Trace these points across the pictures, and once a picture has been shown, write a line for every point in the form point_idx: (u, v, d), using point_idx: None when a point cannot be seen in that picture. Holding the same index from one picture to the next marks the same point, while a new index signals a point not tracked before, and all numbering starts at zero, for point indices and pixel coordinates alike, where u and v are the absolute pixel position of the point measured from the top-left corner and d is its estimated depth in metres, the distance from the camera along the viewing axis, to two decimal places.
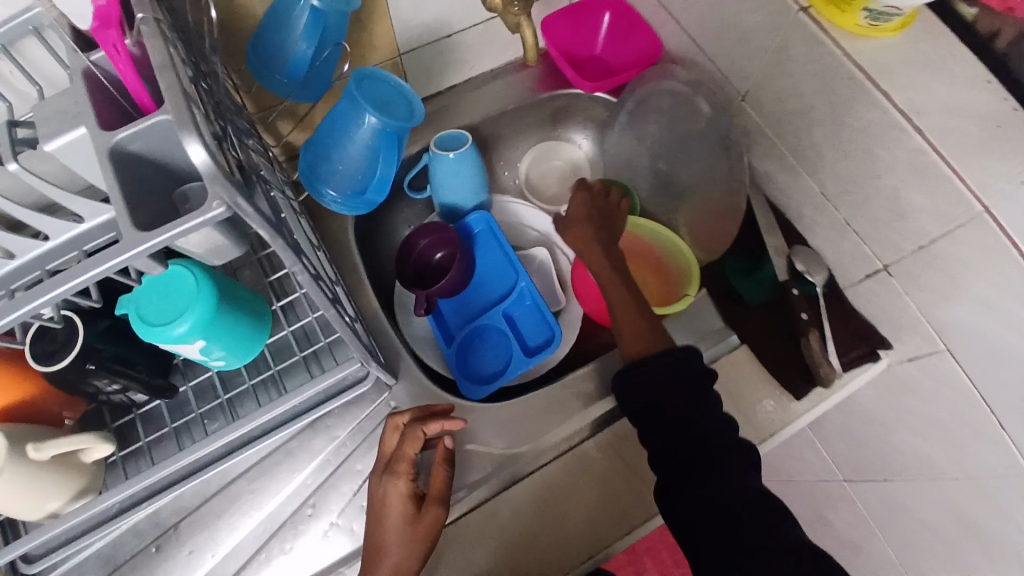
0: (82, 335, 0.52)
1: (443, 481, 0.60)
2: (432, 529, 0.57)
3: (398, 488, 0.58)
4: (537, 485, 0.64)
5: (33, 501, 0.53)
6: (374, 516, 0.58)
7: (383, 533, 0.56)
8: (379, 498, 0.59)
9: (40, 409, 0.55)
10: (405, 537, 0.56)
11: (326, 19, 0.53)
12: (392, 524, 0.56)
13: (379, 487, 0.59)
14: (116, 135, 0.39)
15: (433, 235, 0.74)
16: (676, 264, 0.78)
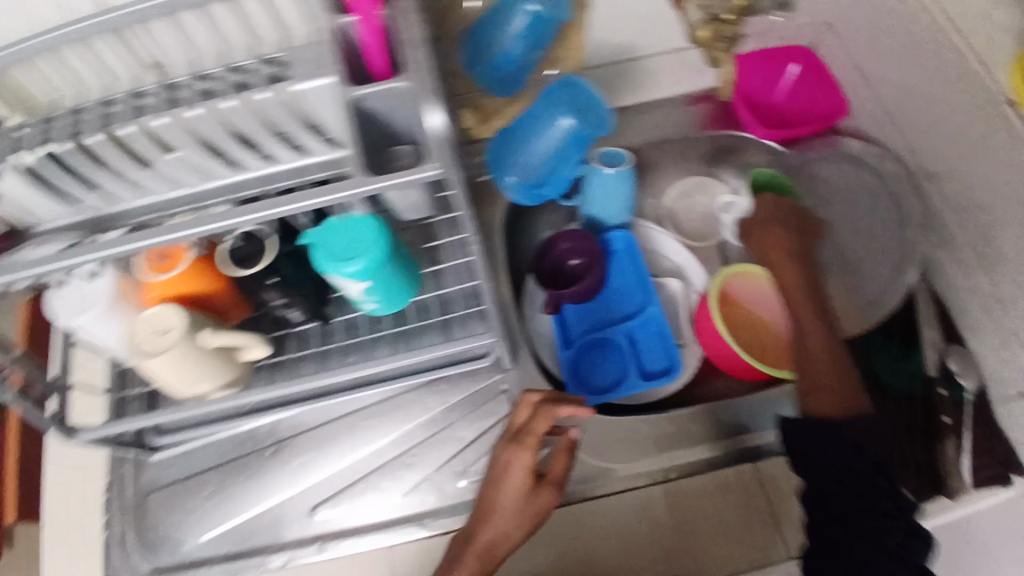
0: (275, 250, 0.61)
1: (563, 468, 0.59)
2: (542, 511, 0.58)
3: (521, 462, 0.58)
4: (622, 504, 0.66)
5: (187, 380, 0.61)
6: (492, 479, 0.59)
7: (497, 498, 0.58)
8: (501, 464, 0.59)
9: (213, 303, 0.63)
10: (518, 509, 0.57)
11: (542, 23, 0.62)
12: (508, 493, 0.57)
13: (503, 454, 0.59)
14: (357, 90, 0.45)
15: (577, 241, 0.77)
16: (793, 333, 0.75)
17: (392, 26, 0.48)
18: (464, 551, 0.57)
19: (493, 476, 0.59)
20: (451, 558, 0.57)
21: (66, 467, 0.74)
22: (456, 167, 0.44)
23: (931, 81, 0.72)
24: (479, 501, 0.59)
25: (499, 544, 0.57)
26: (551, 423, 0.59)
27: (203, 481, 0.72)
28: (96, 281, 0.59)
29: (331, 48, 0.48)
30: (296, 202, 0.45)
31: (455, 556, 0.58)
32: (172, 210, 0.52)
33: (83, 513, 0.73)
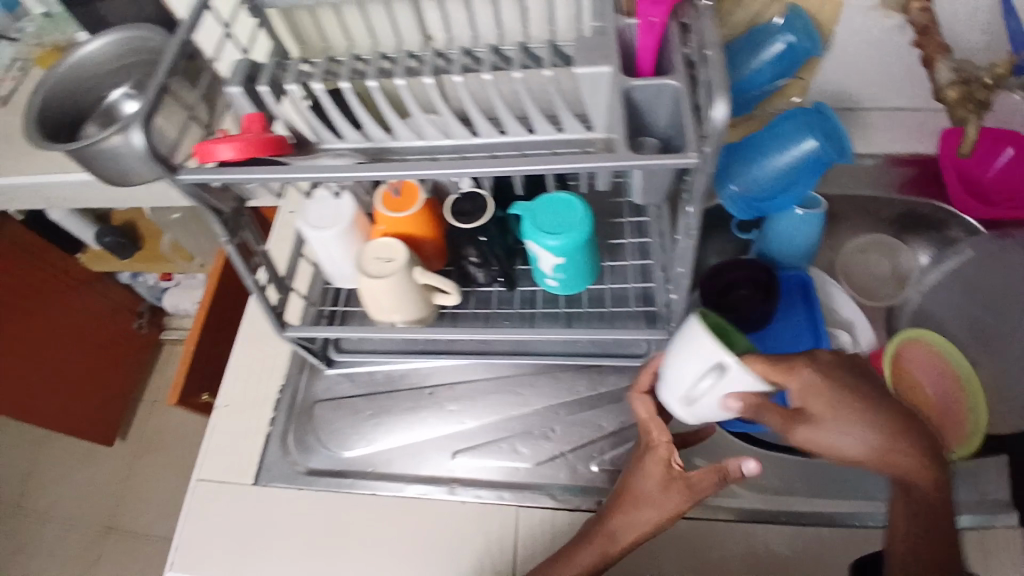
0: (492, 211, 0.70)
1: (709, 479, 0.60)
2: (675, 506, 0.60)
3: (652, 461, 0.62)
4: (750, 534, 0.68)
5: (386, 306, 0.69)
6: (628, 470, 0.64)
7: (631, 486, 0.62)
8: (637, 461, 0.63)
9: (421, 246, 0.72)
10: (644, 499, 0.61)
11: (795, 55, 0.58)
12: (642, 484, 0.62)
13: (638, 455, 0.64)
14: (631, 81, 0.51)
15: (750, 272, 0.79)
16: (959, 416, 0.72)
17: (669, 31, 0.53)
18: (597, 532, 0.62)
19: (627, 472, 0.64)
20: (580, 538, 0.63)
21: (250, 361, 0.84)
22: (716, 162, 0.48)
23: None
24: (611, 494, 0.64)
25: (628, 529, 0.61)
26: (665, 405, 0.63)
27: (363, 404, 0.80)
28: (343, 203, 0.69)
29: (614, 43, 0.53)
30: (558, 163, 0.51)
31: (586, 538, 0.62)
32: (437, 153, 0.60)
33: (252, 405, 0.81)
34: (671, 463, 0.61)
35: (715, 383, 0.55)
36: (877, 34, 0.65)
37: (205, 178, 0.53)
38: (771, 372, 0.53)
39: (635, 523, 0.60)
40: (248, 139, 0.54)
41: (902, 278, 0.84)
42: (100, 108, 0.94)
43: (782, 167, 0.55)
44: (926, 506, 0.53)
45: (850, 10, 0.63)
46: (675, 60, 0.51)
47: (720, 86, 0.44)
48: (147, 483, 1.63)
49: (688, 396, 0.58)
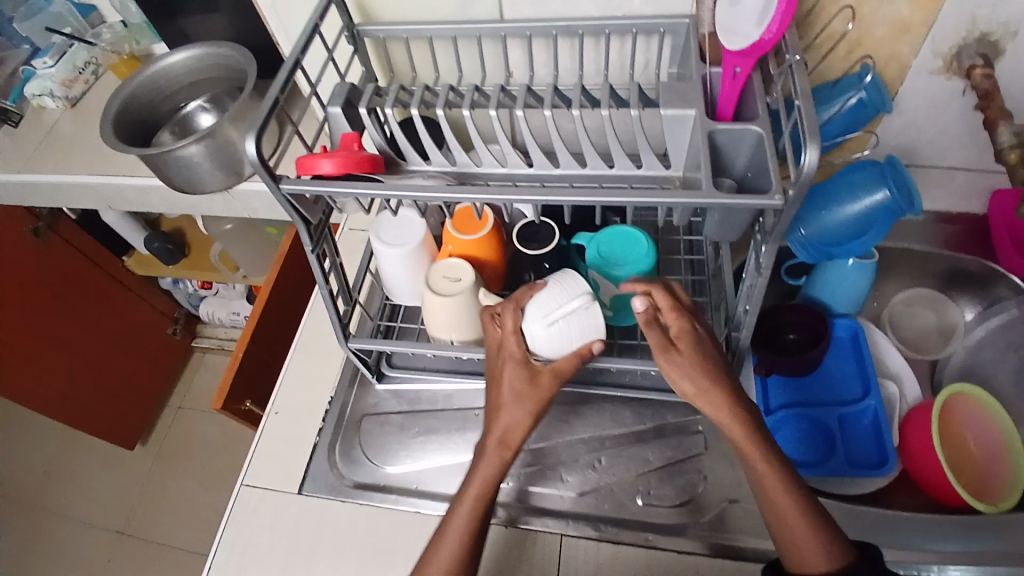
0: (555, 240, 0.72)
1: (568, 361, 0.62)
2: (546, 394, 0.62)
3: (515, 362, 0.62)
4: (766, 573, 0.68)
5: (446, 325, 0.71)
6: (494, 379, 0.64)
7: (505, 392, 0.62)
8: (501, 365, 0.63)
9: (484, 271, 0.73)
10: (513, 399, 0.61)
11: (865, 110, 0.61)
12: (508, 385, 0.62)
13: (495, 355, 0.65)
14: (715, 125, 0.55)
15: (802, 316, 0.81)
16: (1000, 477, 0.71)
17: (751, 81, 0.56)
18: (476, 458, 0.62)
19: (494, 384, 0.63)
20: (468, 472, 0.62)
21: (303, 370, 0.86)
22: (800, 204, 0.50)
23: None
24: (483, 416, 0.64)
25: (509, 435, 0.61)
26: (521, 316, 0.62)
27: (409, 421, 0.80)
28: (413, 223, 0.71)
29: (697, 89, 0.57)
30: (639, 196, 0.52)
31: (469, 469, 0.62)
32: (518, 180, 0.63)
33: (302, 414, 0.82)
34: (528, 355, 0.62)
35: (580, 313, 0.61)
36: (938, 95, 0.69)
37: (304, 189, 0.56)
38: (666, 309, 0.60)
39: (507, 428, 0.61)
40: (347, 156, 0.57)
41: (948, 333, 0.84)
42: (176, 118, 0.99)
43: (854, 215, 0.57)
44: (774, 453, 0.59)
45: (915, 71, 0.67)
46: (758, 107, 0.54)
47: (811, 133, 0.46)
48: (167, 490, 1.63)
49: (551, 313, 0.61)
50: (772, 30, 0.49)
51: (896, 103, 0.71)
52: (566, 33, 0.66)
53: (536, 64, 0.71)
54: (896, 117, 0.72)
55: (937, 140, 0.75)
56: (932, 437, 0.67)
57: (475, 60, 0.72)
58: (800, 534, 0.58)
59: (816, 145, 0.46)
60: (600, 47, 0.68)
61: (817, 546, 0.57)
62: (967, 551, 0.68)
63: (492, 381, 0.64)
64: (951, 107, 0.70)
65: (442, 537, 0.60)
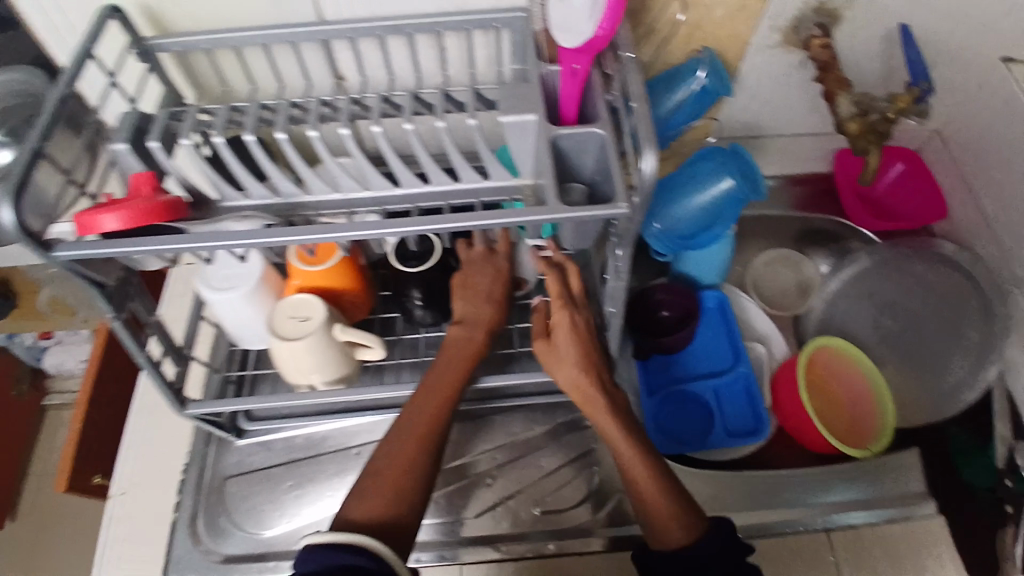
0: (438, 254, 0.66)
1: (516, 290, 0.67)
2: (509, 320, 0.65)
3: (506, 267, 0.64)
4: None
5: (303, 368, 0.63)
6: (470, 279, 0.63)
7: (492, 293, 0.63)
8: (490, 267, 0.63)
9: (339, 301, 0.67)
10: (496, 300, 0.63)
11: (708, 95, 0.60)
12: (497, 288, 0.63)
13: (471, 264, 0.64)
14: (557, 130, 0.50)
15: (672, 295, 0.81)
16: (878, 417, 0.76)
17: (591, 78, 0.52)
18: (464, 341, 0.62)
19: (460, 285, 0.63)
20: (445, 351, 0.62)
21: (148, 435, 0.76)
22: (646, 210, 0.47)
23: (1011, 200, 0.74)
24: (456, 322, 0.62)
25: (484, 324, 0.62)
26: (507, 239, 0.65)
27: (282, 474, 0.73)
28: (243, 263, 0.63)
29: (539, 91, 0.52)
30: (479, 220, 0.48)
31: (451, 351, 0.61)
32: (355, 208, 0.55)
33: (157, 486, 0.73)
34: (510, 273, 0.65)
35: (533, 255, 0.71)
36: (779, 69, 0.69)
37: (86, 255, 0.46)
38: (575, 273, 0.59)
39: (492, 319, 0.63)
40: (135, 206, 0.48)
41: (806, 288, 0.88)
42: None
43: (704, 205, 0.56)
44: (629, 423, 0.59)
45: (756, 47, 0.66)
46: (601, 108, 0.51)
47: (648, 137, 0.43)
48: (37, 565, 1.44)
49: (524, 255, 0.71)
50: (604, 27, 0.46)
51: (739, 79, 0.70)
52: (394, 32, 0.59)
53: (366, 65, 0.64)
54: (742, 92, 0.72)
55: (782, 111, 0.76)
56: (801, 397, 0.70)
57: (297, 70, 0.64)
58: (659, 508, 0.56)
59: (654, 151, 0.43)
60: (437, 44, 0.62)
61: (679, 509, 0.56)
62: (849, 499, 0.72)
63: (461, 284, 0.63)
64: (792, 79, 0.71)
65: (420, 401, 0.59)
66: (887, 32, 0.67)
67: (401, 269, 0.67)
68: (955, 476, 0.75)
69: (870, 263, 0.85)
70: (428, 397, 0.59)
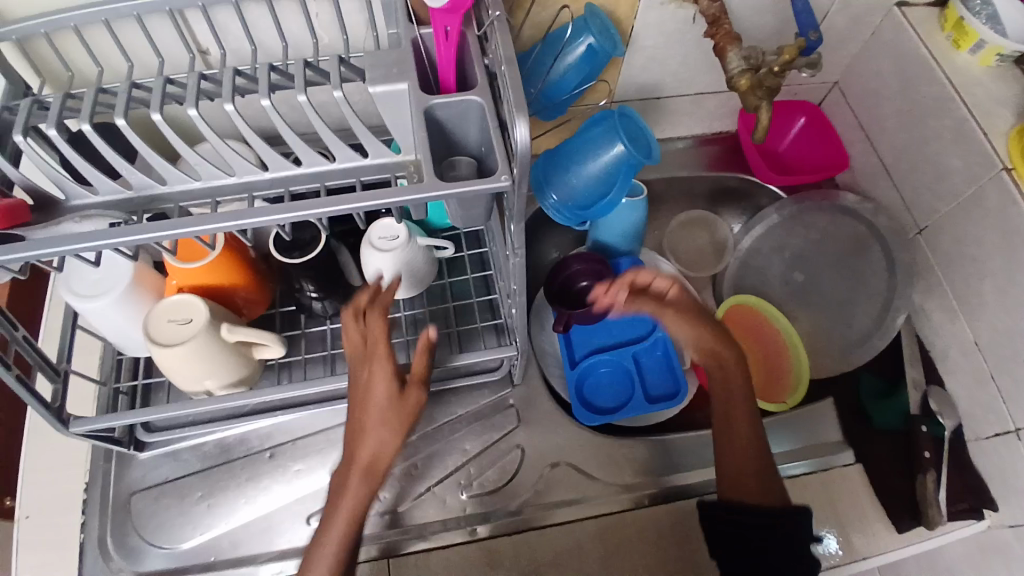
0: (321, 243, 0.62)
1: (426, 363, 0.56)
2: (416, 406, 0.55)
3: (382, 369, 0.54)
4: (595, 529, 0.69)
5: (194, 374, 0.59)
6: (353, 398, 0.55)
7: (365, 411, 0.54)
8: (360, 377, 0.55)
9: (229, 297, 0.62)
10: (381, 414, 0.53)
11: (597, 57, 0.58)
12: (374, 402, 0.54)
13: (356, 372, 0.55)
14: (431, 99, 0.47)
15: (588, 264, 0.79)
16: (790, 368, 0.79)
17: (465, 40, 0.50)
18: (345, 477, 0.54)
19: (352, 396, 0.55)
20: (335, 489, 0.55)
21: (41, 457, 0.68)
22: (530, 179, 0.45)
23: (906, 147, 0.75)
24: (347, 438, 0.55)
25: (372, 457, 0.54)
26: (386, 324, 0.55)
27: (191, 485, 0.68)
28: (116, 264, 0.57)
29: (410, 55, 0.49)
30: (357, 202, 0.44)
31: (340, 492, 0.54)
32: (219, 197, 0.51)
33: (58, 510, 0.67)
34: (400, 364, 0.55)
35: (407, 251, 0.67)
36: (673, 25, 0.68)
37: None
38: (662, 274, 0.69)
39: (374, 448, 0.54)
40: None
41: (721, 248, 0.89)
42: None
43: (597, 172, 0.54)
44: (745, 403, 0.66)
45: (646, 5, 0.64)
46: (477, 72, 0.48)
47: (519, 106, 0.40)
48: None
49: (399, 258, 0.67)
50: None
51: (634, 38, 0.68)
52: None
53: (225, 35, 0.59)
54: (638, 51, 0.70)
55: (680, 69, 0.74)
56: None
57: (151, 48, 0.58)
58: (747, 463, 0.63)
59: (526, 120, 0.40)
60: (306, 12, 0.57)
61: (767, 478, 0.63)
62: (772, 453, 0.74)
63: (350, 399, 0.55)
64: (686, 36, 0.69)
65: (315, 555, 0.54)
66: None
67: (284, 263, 0.61)
68: (871, 425, 0.76)
69: (779, 220, 0.86)
70: (321, 550, 0.54)
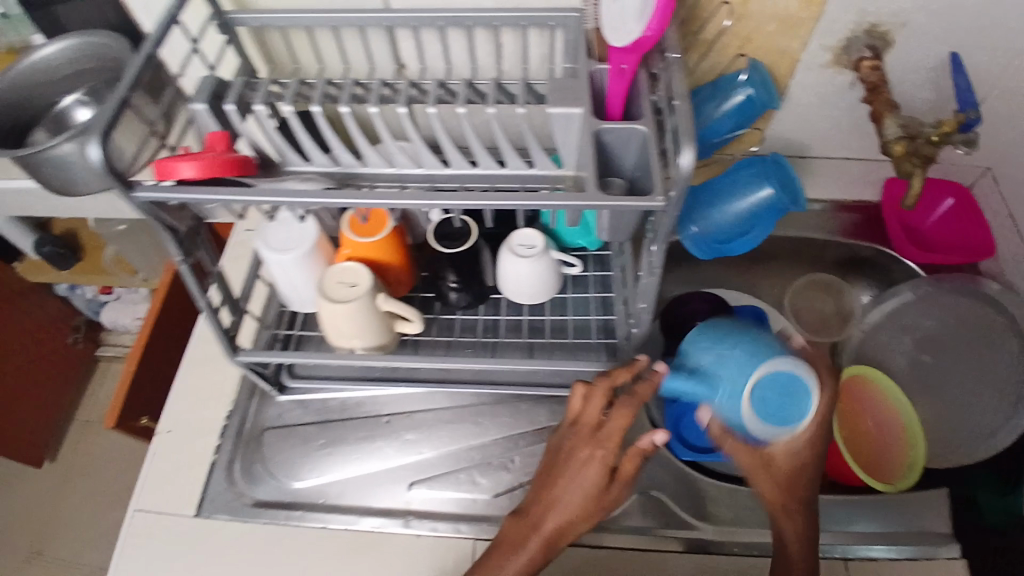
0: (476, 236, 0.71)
1: (635, 467, 0.58)
2: (612, 500, 0.59)
3: (601, 457, 0.58)
4: (676, 563, 0.69)
5: (347, 333, 0.67)
6: (561, 470, 0.59)
7: (567, 487, 0.58)
8: (579, 454, 0.59)
9: (386, 275, 0.71)
10: (587, 495, 0.58)
11: (754, 108, 0.62)
12: (586, 482, 0.58)
13: (574, 447, 0.59)
14: (601, 124, 0.53)
15: (707, 303, 0.81)
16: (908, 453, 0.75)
17: (638, 78, 0.55)
18: (523, 537, 0.59)
19: (556, 471, 0.60)
20: (502, 541, 0.59)
21: (200, 381, 0.80)
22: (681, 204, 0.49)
23: None
24: (533, 494, 0.61)
25: (566, 525, 0.58)
26: (626, 420, 0.58)
27: (316, 432, 0.77)
28: (305, 227, 0.67)
29: (586, 85, 0.56)
30: (523, 200, 0.51)
31: (507, 554, 0.58)
32: (406, 182, 0.60)
33: (202, 430, 0.77)
34: (616, 459, 0.58)
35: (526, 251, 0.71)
36: (829, 89, 0.70)
37: (162, 196, 0.51)
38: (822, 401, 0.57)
39: (574, 515, 0.58)
40: (210, 159, 0.53)
41: (846, 316, 0.87)
42: (51, 113, 0.84)
43: (741, 212, 0.58)
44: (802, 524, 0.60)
45: (805, 66, 0.68)
46: (645, 106, 0.54)
47: (687, 134, 0.46)
48: (76, 506, 1.53)
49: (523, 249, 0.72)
50: (652, 27, 0.49)
51: (787, 96, 0.72)
52: (454, 24, 0.62)
53: (426, 55, 0.68)
54: (790, 110, 0.73)
55: (828, 132, 0.76)
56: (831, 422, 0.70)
57: (363, 53, 0.68)
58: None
59: (692, 148, 0.45)
60: (494, 40, 0.66)
61: None
62: (875, 530, 0.71)
63: (555, 476, 0.59)
64: (841, 101, 0.72)
65: None
66: (942, 58, 0.67)
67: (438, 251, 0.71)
68: (985, 528, 0.72)
69: (913, 297, 0.84)
70: None
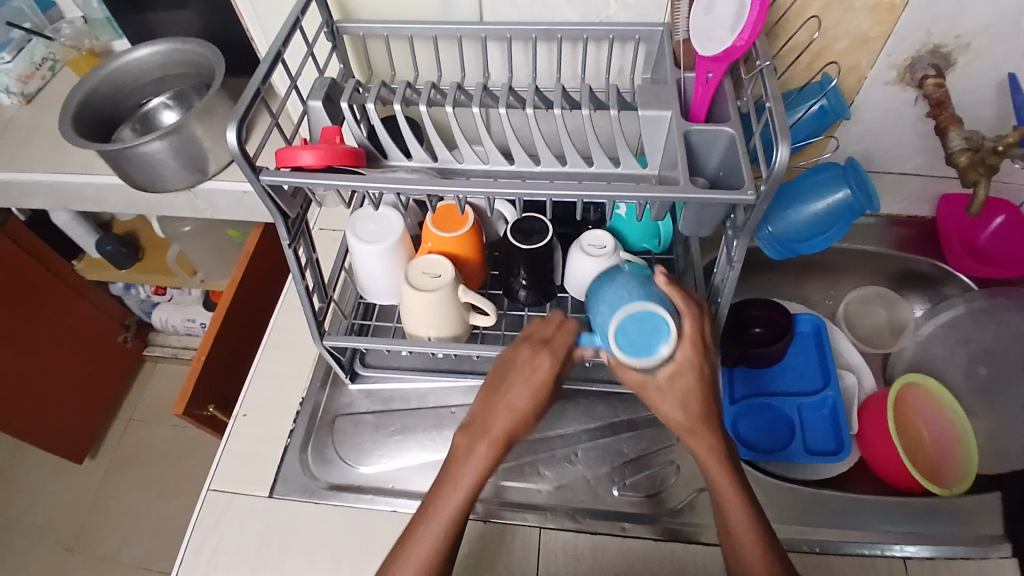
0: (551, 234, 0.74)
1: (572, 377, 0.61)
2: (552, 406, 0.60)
3: (543, 365, 0.59)
4: None
5: (426, 321, 0.70)
6: (504, 381, 0.59)
7: (508, 393, 0.59)
8: (523, 363, 0.59)
9: (465, 270, 0.74)
10: (528, 402, 0.58)
11: (828, 117, 0.65)
12: (527, 388, 0.58)
13: (512, 364, 0.60)
14: (689, 125, 0.57)
15: (766, 310, 0.84)
16: (964, 462, 0.76)
17: (722, 86, 0.59)
18: (467, 453, 0.58)
19: (494, 384, 0.60)
20: (449, 463, 0.58)
21: (276, 369, 0.84)
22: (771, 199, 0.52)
23: None
24: (477, 409, 0.60)
25: (513, 426, 0.58)
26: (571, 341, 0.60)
27: (388, 420, 0.80)
28: (390, 219, 0.71)
29: (674, 91, 0.61)
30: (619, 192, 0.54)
31: (454, 467, 0.58)
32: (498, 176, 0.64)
33: (278, 414, 0.80)
34: (560, 368, 0.60)
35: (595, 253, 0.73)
36: (893, 104, 0.74)
37: (285, 178, 0.54)
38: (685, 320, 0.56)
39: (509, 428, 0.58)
40: (330, 150, 0.57)
41: (899, 329, 0.90)
42: (138, 114, 0.93)
43: (817, 213, 0.61)
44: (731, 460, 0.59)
45: (872, 82, 0.72)
46: (731, 110, 0.57)
47: (782, 133, 0.49)
48: (116, 501, 1.56)
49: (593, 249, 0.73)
50: (743, 37, 0.53)
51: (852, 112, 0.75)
52: (547, 37, 0.66)
53: (514, 66, 0.73)
54: (853, 125, 0.77)
55: (888, 147, 0.80)
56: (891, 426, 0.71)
57: (454, 62, 0.73)
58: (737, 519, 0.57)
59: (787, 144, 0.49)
60: (579, 51, 0.70)
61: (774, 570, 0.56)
62: (940, 533, 0.71)
63: (492, 389, 0.60)
64: (904, 116, 0.75)
65: (417, 533, 0.56)
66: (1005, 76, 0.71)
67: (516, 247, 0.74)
68: None
69: (965, 312, 0.86)
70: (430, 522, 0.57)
